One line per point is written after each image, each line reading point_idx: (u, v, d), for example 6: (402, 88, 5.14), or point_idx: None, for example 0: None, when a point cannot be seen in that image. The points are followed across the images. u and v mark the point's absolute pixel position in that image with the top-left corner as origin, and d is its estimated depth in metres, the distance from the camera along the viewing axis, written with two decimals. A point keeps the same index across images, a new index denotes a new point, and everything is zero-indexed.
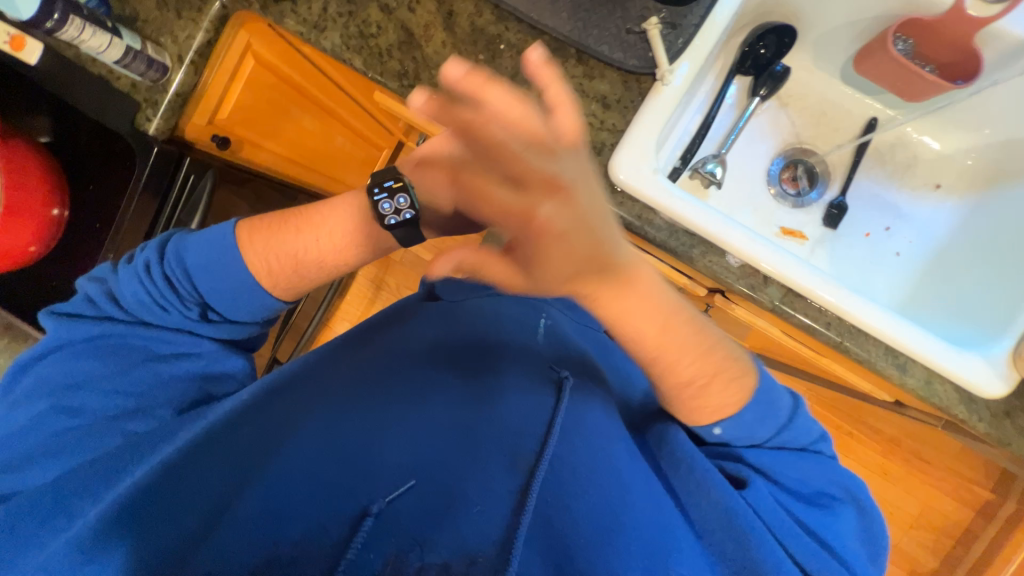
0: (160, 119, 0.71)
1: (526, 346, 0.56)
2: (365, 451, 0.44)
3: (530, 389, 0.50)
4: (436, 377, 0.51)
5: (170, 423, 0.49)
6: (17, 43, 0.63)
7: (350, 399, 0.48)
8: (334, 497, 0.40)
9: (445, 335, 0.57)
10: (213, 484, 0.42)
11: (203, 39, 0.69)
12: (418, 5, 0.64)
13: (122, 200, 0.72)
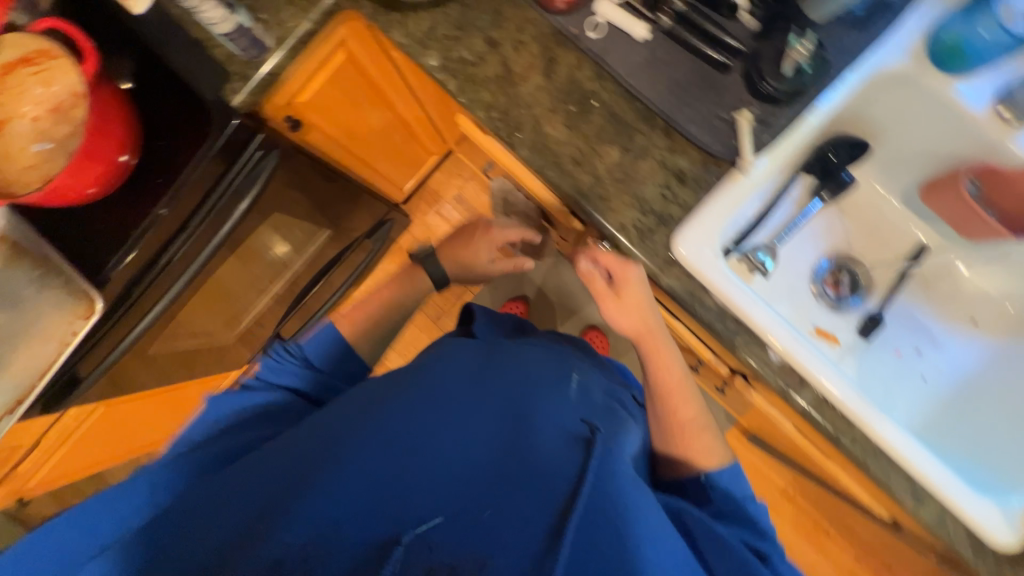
0: (247, 93, 0.73)
1: (556, 396, 0.58)
2: (410, 479, 0.48)
3: (556, 437, 0.51)
4: (474, 404, 0.56)
5: (262, 465, 0.53)
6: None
7: (402, 424, 0.53)
8: (379, 512, 0.45)
9: (485, 376, 0.61)
10: (278, 491, 0.49)
11: (309, 29, 0.72)
12: (523, 47, 0.66)
13: (187, 166, 0.72)
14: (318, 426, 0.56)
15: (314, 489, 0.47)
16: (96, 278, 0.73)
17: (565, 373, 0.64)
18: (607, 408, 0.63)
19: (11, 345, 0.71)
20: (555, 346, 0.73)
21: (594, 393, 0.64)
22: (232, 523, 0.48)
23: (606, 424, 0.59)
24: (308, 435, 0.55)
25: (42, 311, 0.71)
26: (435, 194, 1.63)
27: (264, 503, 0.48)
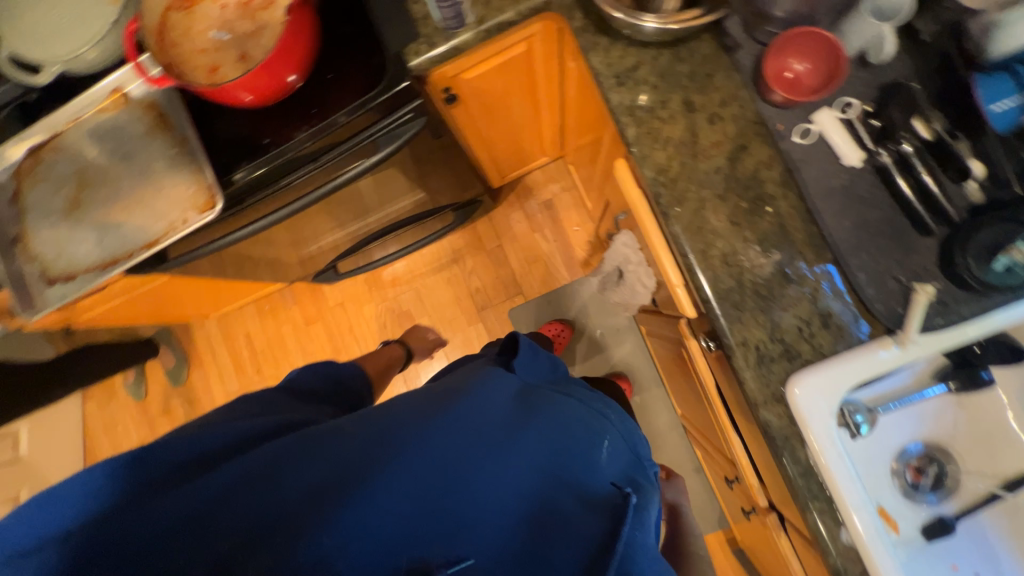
0: (426, 59, 0.71)
1: (586, 456, 0.60)
2: (455, 512, 0.49)
3: (586, 505, 0.55)
4: (510, 458, 0.54)
5: (295, 471, 0.46)
6: None
7: (448, 451, 0.52)
8: (413, 549, 0.47)
9: (530, 415, 0.60)
10: (311, 486, 0.46)
11: (511, 20, 0.68)
12: (719, 122, 0.62)
13: (343, 106, 0.71)
14: (357, 423, 0.53)
15: (345, 508, 0.45)
16: (221, 179, 0.73)
17: (598, 426, 0.67)
18: (631, 469, 0.66)
19: (124, 207, 0.76)
20: (585, 398, 0.73)
21: (619, 449, 0.67)
22: (244, 528, 0.43)
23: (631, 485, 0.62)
24: (346, 432, 0.51)
25: (169, 193, 0.74)
26: (528, 189, 1.61)
27: (293, 502, 0.45)
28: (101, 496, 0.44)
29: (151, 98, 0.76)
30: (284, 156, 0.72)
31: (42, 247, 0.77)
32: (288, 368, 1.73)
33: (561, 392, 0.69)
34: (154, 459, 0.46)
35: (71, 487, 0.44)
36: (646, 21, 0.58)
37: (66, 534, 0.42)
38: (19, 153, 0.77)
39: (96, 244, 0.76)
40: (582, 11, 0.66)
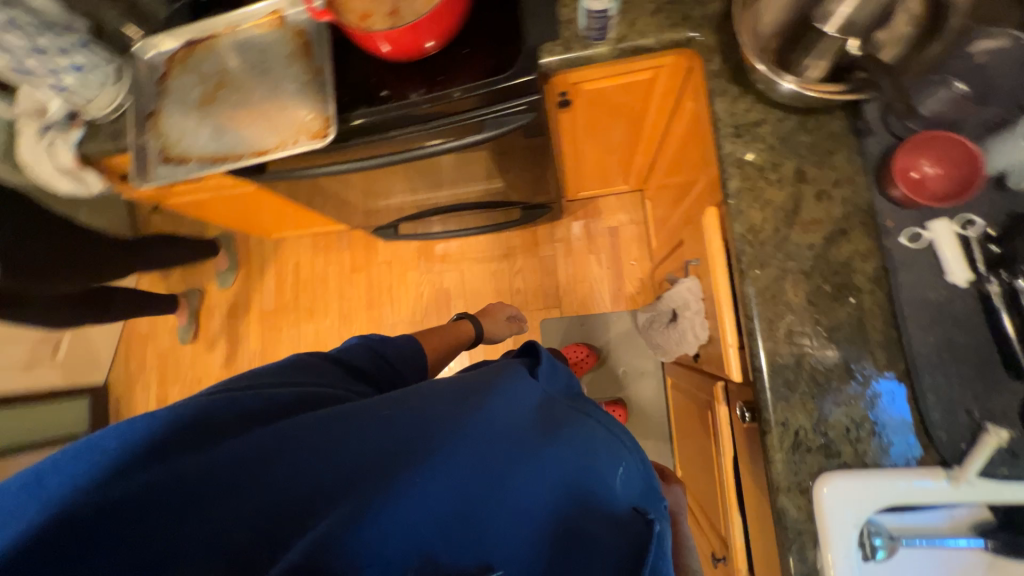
0: (557, 59, 0.73)
1: (614, 469, 0.57)
2: (482, 525, 0.47)
3: (618, 521, 0.52)
4: (542, 463, 0.52)
5: (311, 454, 0.45)
6: None
7: (472, 460, 0.49)
8: (443, 552, 0.45)
9: (554, 426, 0.56)
10: (331, 470, 0.45)
11: (649, 46, 0.70)
12: (826, 200, 0.61)
13: (467, 81, 0.74)
14: (376, 412, 0.51)
15: (380, 491, 0.44)
16: (338, 112, 0.78)
17: (623, 441, 0.61)
18: (653, 491, 0.59)
19: (245, 115, 0.82)
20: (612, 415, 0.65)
21: (642, 468, 0.60)
22: (267, 507, 0.42)
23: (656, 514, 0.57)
24: (363, 418, 0.49)
25: (290, 113, 0.80)
26: (597, 210, 1.62)
27: (314, 485, 0.44)
28: (129, 452, 0.44)
29: (302, 27, 0.82)
30: (396, 110, 0.76)
31: (169, 128, 0.85)
32: (323, 305, 1.81)
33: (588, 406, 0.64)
34: (185, 423, 0.46)
35: (97, 446, 0.44)
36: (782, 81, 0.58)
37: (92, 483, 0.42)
38: (179, 43, 0.86)
39: (212, 139, 0.83)
40: (721, 57, 0.66)
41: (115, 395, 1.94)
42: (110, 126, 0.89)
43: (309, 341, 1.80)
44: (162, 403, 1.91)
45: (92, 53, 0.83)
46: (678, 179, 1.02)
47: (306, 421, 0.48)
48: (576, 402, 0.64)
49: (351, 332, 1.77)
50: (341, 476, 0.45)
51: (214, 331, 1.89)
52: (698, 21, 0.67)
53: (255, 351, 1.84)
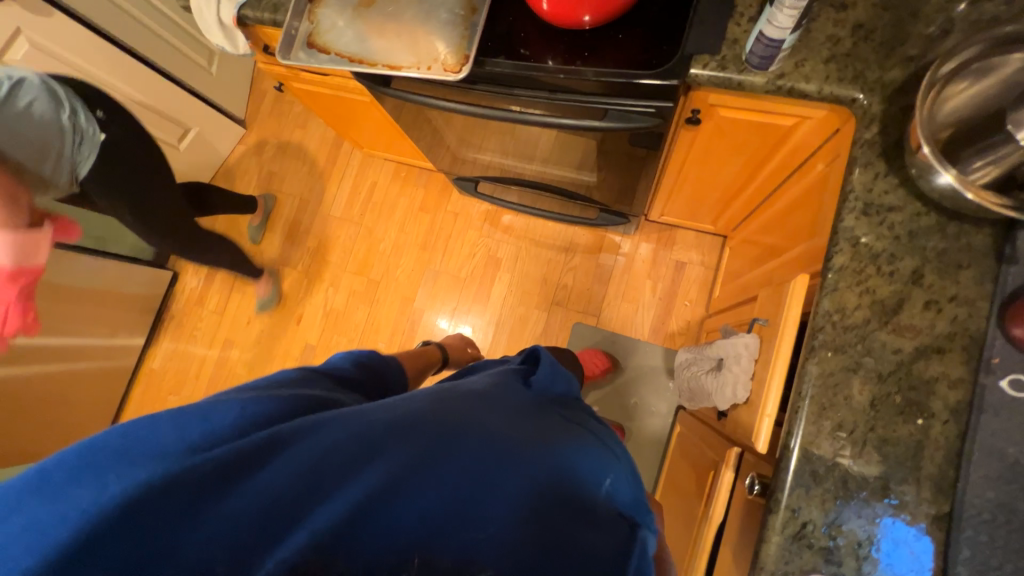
0: (707, 73, 0.70)
1: (601, 476, 0.58)
2: (475, 520, 0.46)
3: (613, 527, 0.51)
4: (536, 468, 0.52)
5: (304, 444, 0.45)
6: None
7: (459, 460, 0.49)
8: (439, 549, 0.44)
9: (540, 440, 0.57)
10: (334, 454, 0.45)
11: (807, 93, 0.66)
12: (933, 313, 0.56)
13: (609, 65, 0.73)
14: (373, 409, 0.52)
15: (381, 470, 0.46)
16: (478, 54, 0.79)
17: (606, 453, 0.65)
18: (640, 502, 0.59)
19: (393, 27, 0.85)
20: (601, 434, 0.70)
21: (628, 478, 0.63)
22: (266, 503, 0.42)
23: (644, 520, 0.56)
24: (360, 413, 0.51)
25: (433, 38, 0.81)
26: (672, 240, 1.57)
27: (312, 477, 0.44)
28: (136, 456, 0.43)
29: None
30: (530, 71, 0.76)
31: (324, 18, 0.89)
32: (382, 229, 1.88)
33: (579, 428, 0.68)
34: (183, 429, 0.45)
35: (81, 463, 0.42)
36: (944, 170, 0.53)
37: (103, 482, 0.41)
38: None
39: (356, 40, 0.86)
40: (880, 129, 0.61)
41: None
42: None
43: (359, 257, 1.88)
44: None
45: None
46: (773, 238, 0.97)
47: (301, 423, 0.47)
48: (566, 422, 0.68)
49: (398, 263, 1.83)
50: (347, 452, 0.46)
51: (282, 216, 2.01)
52: (869, 84, 0.63)
53: (309, 248, 1.95)
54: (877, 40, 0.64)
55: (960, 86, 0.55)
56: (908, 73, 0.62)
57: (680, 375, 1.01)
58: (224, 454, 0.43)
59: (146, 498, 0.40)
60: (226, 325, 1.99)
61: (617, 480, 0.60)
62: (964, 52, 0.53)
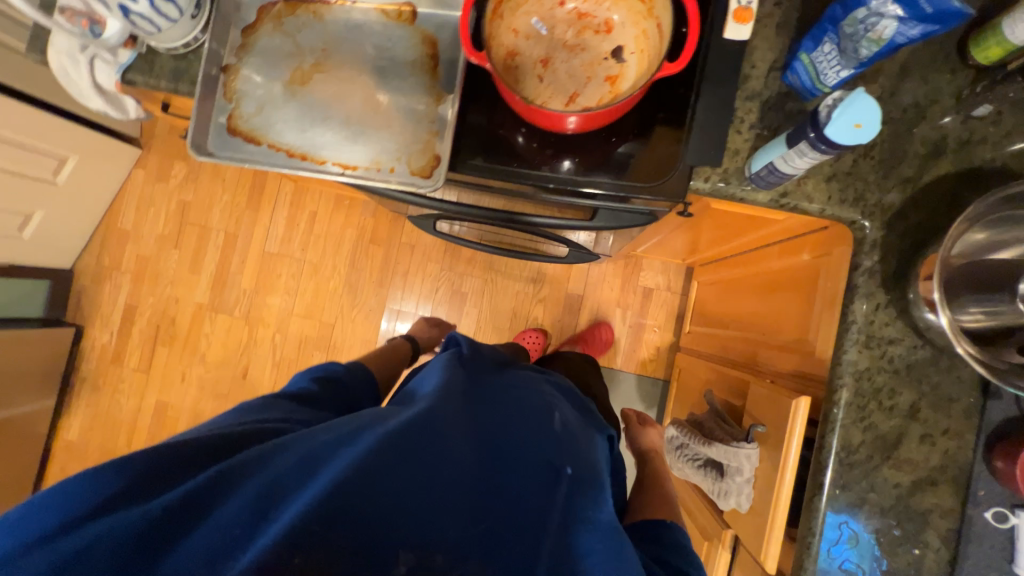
0: (709, 186, 0.65)
1: (536, 425, 0.67)
2: (424, 490, 0.51)
3: (540, 478, 0.60)
4: (468, 442, 0.59)
5: (252, 470, 0.49)
6: (861, 122, 0.45)
7: (403, 443, 0.53)
8: (394, 526, 0.48)
9: (473, 414, 0.65)
10: (282, 476, 0.49)
11: (808, 211, 0.63)
12: (928, 446, 0.59)
13: (604, 176, 0.66)
14: (311, 431, 0.56)
15: (333, 472, 0.49)
16: (451, 157, 0.67)
17: (547, 406, 0.74)
18: (580, 442, 0.70)
19: (339, 111, 0.70)
20: (539, 388, 0.80)
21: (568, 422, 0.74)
22: (225, 529, 0.45)
23: (589, 476, 0.64)
24: (300, 435, 0.55)
25: (390, 129, 0.69)
26: (639, 267, 1.57)
27: (264, 493, 0.48)
28: (73, 520, 0.43)
29: (433, 33, 0.69)
30: (513, 181, 0.66)
31: (247, 94, 0.71)
32: (329, 266, 1.70)
33: (514, 388, 0.75)
34: (117, 482, 0.46)
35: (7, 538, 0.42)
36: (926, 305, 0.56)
37: (51, 540, 0.42)
38: None
39: (294, 129, 0.71)
40: (879, 258, 0.61)
41: (80, 286, 1.79)
42: (171, 61, 0.74)
43: (306, 298, 1.70)
44: (129, 311, 1.78)
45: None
46: (750, 303, 0.98)
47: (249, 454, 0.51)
48: (503, 387, 0.75)
49: (352, 303, 1.68)
50: (300, 470, 0.50)
51: (205, 254, 1.75)
52: (869, 208, 0.61)
53: (245, 291, 1.73)
54: (875, 158, 0.62)
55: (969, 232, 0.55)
56: (905, 196, 0.61)
57: (670, 450, 0.99)
58: (177, 499, 0.45)
59: (94, 554, 0.41)
60: (155, 385, 1.75)
61: (557, 426, 0.70)
62: (975, 207, 0.52)
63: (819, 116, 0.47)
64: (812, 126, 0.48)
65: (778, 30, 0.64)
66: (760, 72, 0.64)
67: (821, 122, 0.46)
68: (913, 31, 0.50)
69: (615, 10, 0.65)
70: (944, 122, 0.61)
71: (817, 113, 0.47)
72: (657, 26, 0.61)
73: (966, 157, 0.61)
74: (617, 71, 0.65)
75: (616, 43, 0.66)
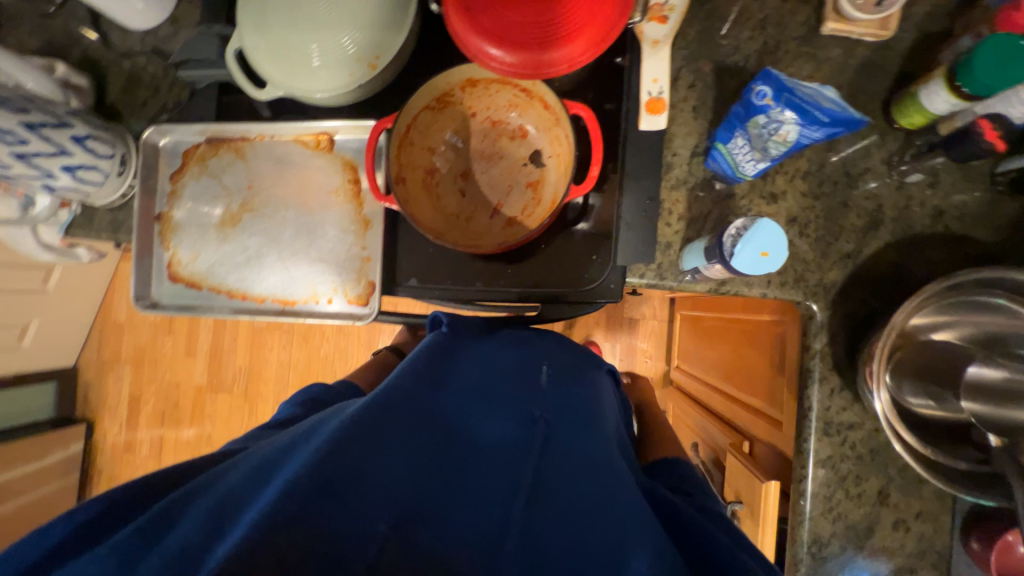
0: (644, 281, 0.63)
1: (511, 383, 0.60)
2: (387, 470, 0.43)
3: (520, 432, 0.53)
4: (429, 416, 0.52)
5: (208, 488, 0.40)
6: (764, 251, 0.50)
7: (356, 422, 0.46)
8: (357, 508, 0.40)
9: (439, 383, 0.57)
10: (235, 485, 0.40)
11: (749, 295, 0.61)
12: (902, 532, 0.57)
13: (538, 286, 0.65)
14: (258, 450, 0.47)
15: (287, 472, 0.40)
16: (384, 282, 0.68)
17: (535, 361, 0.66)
18: (568, 389, 0.63)
19: (271, 245, 0.71)
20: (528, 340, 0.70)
21: (556, 372, 0.65)
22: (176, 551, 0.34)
23: (581, 422, 0.56)
24: (252, 453, 0.46)
25: (322, 257, 0.70)
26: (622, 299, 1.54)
27: (227, 501, 0.39)
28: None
29: (354, 158, 0.70)
30: (450, 299, 0.66)
31: (182, 240, 0.73)
32: (319, 333, 1.71)
33: (497, 349, 0.67)
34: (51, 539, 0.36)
35: None
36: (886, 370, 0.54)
37: None
38: (200, 136, 0.72)
39: (232, 269, 0.72)
40: (827, 340, 0.59)
41: (85, 380, 1.84)
42: (109, 212, 0.75)
43: (300, 368, 1.72)
44: (134, 399, 1.82)
45: (84, 120, 0.63)
46: (722, 352, 0.95)
47: (207, 476, 0.42)
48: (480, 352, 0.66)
49: (345, 367, 1.70)
50: (252, 479, 0.41)
51: (198, 335, 1.78)
52: (812, 288, 0.59)
53: (241, 367, 1.76)
54: (812, 234, 0.60)
55: (931, 312, 0.52)
56: (846, 272, 0.59)
57: None
58: (124, 534, 0.36)
59: None
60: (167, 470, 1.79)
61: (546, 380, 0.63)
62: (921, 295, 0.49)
63: (720, 250, 0.51)
64: (722, 260, 0.51)
65: (695, 114, 0.63)
66: (682, 159, 0.63)
67: (731, 257, 0.50)
68: (817, 134, 0.48)
69: (525, 117, 0.65)
70: (876, 189, 0.59)
71: (720, 247, 0.51)
72: (566, 135, 0.60)
73: (906, 224, 0.58)
74: (537, 176, 0.65)
75: (533, 147, 0.65)
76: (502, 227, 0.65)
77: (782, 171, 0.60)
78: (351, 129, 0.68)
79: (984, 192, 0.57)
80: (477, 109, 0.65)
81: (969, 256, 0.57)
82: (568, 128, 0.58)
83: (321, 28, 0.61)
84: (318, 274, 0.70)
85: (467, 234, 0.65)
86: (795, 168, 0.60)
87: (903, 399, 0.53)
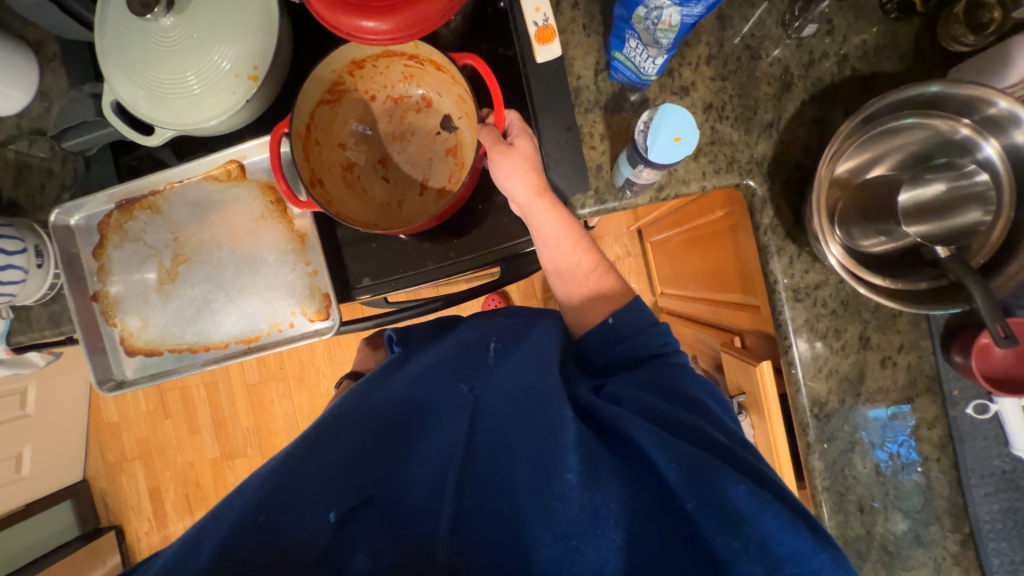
0: (588, 210, 0.63)
1: (448, 368, 0.59)
2: (324, 482, 0.44)
3: (457, 409, 0.52)
4: (367, 417, 0.53)
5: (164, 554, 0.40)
6: (676, 137, 0.51)
7: (290, 463, 0.47)
8: (296, 518, 0.40)
9: (378, 395, 0.57)
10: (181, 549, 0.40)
11: (690, 193, 0.61)
12: (891, 368, 0.59)
13: (489, 248, 0.64)
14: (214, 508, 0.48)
15: (221, 528, 0.40)
16: (339, 290, 0.67)
17: (482, 340, 0.64)
18: (512, 348, 0.61)
19: (217, 289, 0.69)
20: (473, 325, 0.69)
21: (501, 340, 0.64)
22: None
23: (515, 368, 0.55)
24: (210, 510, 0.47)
25: (270, 286, 0.68)
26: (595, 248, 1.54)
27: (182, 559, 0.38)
28: None
29: (271, 178, 0.68)
30: (408, 286, 0.65)
31: (127, 311, 0.70)
32: (313, 373, 1.69)
33: (440, 345, 0.67)
34: None
35: None
36: (835, 225, 0.55)
37: None
38: (110, 203, 0.69)
39: (185, 325, 0.70)
40: (773, 211, 0.60)
41: (99, 489, 1.79)
42: (44, 308, 0.72)
43: (306, 411, 1.70)
44: (154, 492, 1.79)
45: None
46: (693, 262, 0.96)
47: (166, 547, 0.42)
48: (424, 353, 0.66)
49: None
50: (195, 538, 0.41)
51: (196, 411, 1.75)
52: (745, 166, 0.60)
53: (248, 428, 1.73)
54: (731, 115, 0.60)
55: (854, 151, 0.53)
56: (773, 142, 0.59)
57: None
58: None
59: None
60: None
61: (493, 353, 0.61)
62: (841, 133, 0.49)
63: (637, 151, 0.52)
64: (642, 156, 0.52)
65: (587, 33, 0.62)
66: (588, 80, 0.62)
67: (648, 152, 0.51)
68: (698, 9, 0.46)
69: (424, 85, 0.64)
70: (779, 53, 0.59)
71: (638, 148, 0.52)
72: (466, 90, 0.58)
73: (814, 78, 0.59)
74: (454, 140, 0.64)
75: (441, 114, 0.65)
76: (435, 199, 0.64)
77: (686, 64, 0.60)
78: (257, 148, 0.66)
79: (879, 25, 0.58)
80: (375, 91, 0.64)
81: (882, 91, 0.58)
82: (463, 82, 0.57)
83: (191, 54, 0.58)
84: (271, 303, 0.69)
85: (402, 217, 0.64)
86: (697, 56, 0.60)
87: (856, 242, 0.53)
